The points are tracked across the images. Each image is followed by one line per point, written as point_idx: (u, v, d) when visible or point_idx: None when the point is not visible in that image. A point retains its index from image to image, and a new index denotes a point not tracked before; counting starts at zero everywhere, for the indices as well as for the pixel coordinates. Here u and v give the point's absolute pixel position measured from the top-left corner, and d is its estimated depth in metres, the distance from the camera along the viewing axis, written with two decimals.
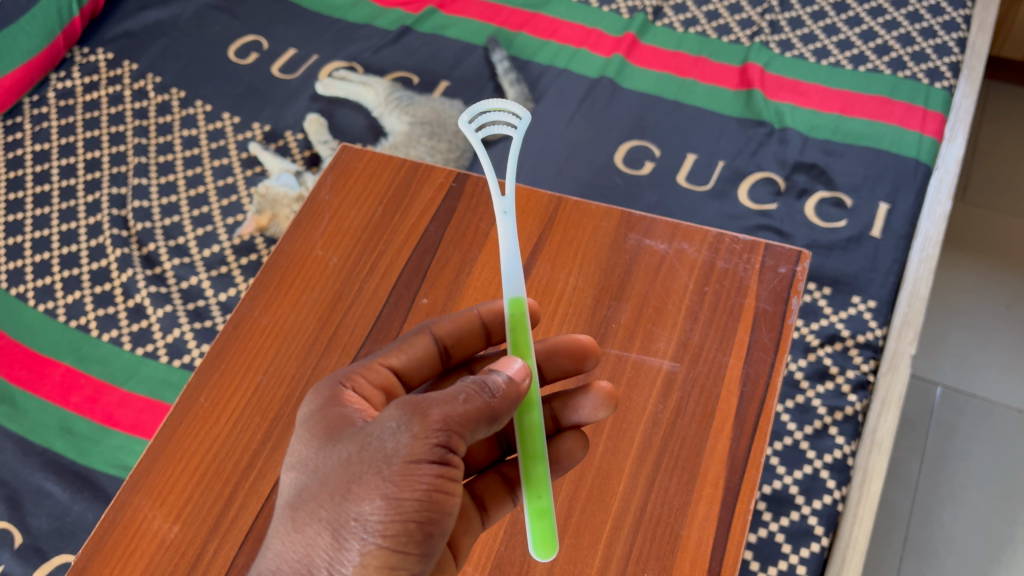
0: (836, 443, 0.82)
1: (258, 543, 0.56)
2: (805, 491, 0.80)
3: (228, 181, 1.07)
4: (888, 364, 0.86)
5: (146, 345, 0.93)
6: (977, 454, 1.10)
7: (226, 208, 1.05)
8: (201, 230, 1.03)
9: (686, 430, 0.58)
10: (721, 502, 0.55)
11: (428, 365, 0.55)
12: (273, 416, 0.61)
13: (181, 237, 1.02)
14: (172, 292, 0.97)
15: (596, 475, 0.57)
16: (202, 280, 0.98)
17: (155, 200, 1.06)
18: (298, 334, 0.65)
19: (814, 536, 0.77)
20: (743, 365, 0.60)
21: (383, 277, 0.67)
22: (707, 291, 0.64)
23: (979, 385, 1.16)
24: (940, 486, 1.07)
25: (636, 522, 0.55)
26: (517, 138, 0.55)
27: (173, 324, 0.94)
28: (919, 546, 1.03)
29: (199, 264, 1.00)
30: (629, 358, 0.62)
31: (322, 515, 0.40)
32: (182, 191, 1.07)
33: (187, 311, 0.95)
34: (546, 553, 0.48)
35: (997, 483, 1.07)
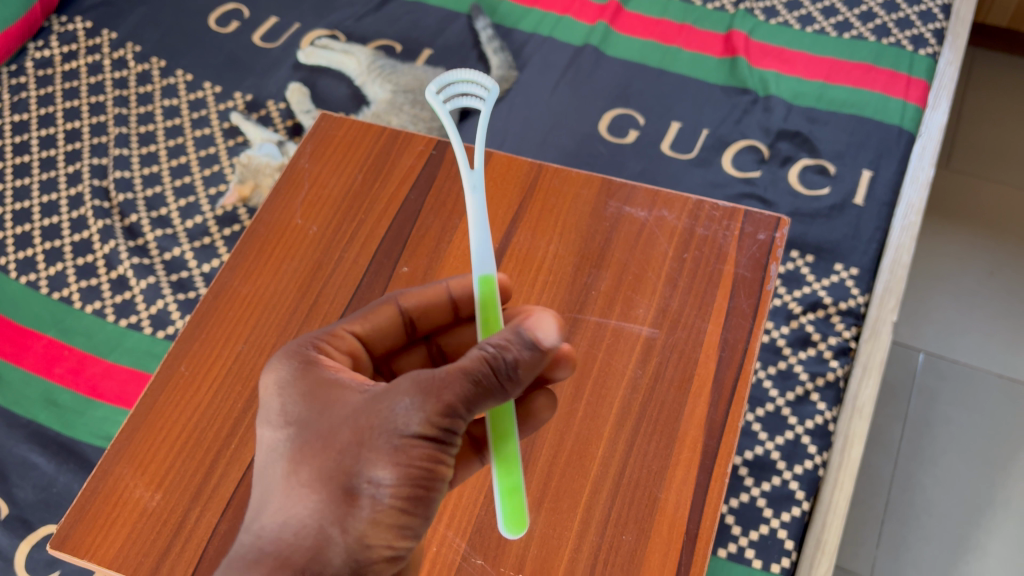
0: (817, 410, 0.83)
1: (240, 510, 0.56)
2: (787, 457, 0.81)
3: (210, 152, 1.07)
4: (870, 332, 0.87)
5: (129, 316, 0.93)
6: (957, 419, 1.11)
7: (208, 178, 1.04)
8: (184, 201, 1.02)
9: (665, 395, 0.59)
10: (700, 466, 0.56)
11: (393, 334, 0.54)
12: (254, 385, 0.61)
13: (164, 208, 1.02)
14: (155, 263, 0.97)
15: (575, 440, 0.57)
16: (185, 251, 0.98)
17: (136, 170, 1.05)
18: (278, 303, 0.65)
19: (795, 500, 0.78)
20: (721, 331, 0.61)
21: (363, 246, 0.67)
22: (687, 257, 0.64)
23: (959, 350, 1.17)
24: (923, 451, 1.09)
25: (614, 486, 0.56)
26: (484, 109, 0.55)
27: (156, 295, 0.94)
28: (899, 509, 1.05)
29: (181, 235, 0.99)
30: (608, 325, 0.62)
31: (330, 476, 0.41)
32: (163, 162, 1.06)
33: (171, 282, 0.95)
34: (516, 529, 0.50)
35: (977, 448, 1.08)
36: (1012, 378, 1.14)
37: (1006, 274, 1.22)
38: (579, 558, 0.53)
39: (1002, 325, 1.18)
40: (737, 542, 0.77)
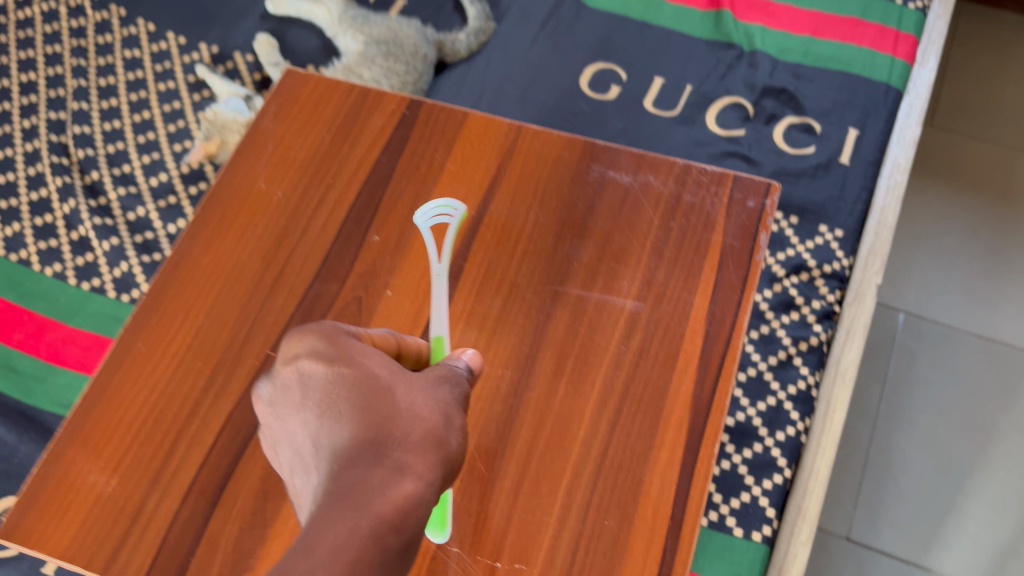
0: (800, 374, 0.81)
1: (203, 495, 0.54)
2: (769, 424, 0.79)
3: (174, 106, 1.02)
4: (854, 295, 0.85)
5: (92, 280, 0.89)
6: (938, 380, 1.10)
7: (173, 134, 1.00)
8: (147, 158, 0.98)
9: (649, 372, 0.56)
10: (685, 446, 0.54)
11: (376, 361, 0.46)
12: (216, 362, 0.58)
13: (127, 165, 0.98)
14: (118, 224, 0.93)
15: (555, 421, 0.55)
16: (150, 211, 0.94)
17: (96, 125, 1.00)
18: (241, 275, 0.61)
19: (777, 467, 0.77)
20: (708, 304, 0.58)
21: (331, 213, 0.63)
22: (673, 226, 0.61)
23: (941, 311, 1.15)
24: (901, 412, 1.08)
25: (596, 468, 0.53)
26: (455, 223, 0.59)
27: (120, 258, 0.90)
28: (877, 470, 1.04)
29: (146, 194, 0.95)
30: (591, 298, 0.59)
31: (405, 411, 0.42)
32: (125, 117, 1.01)
33: (135, 244, 0.91)
34: (439, 533, 0.51)
35: (956, 409, 1.07)
36: (988, 337, 1.13)
37: (988, 234, 1.21)
38: (560, 544, 0.51)
39: (985, 286, 1.17)
40: (718, 511, 0.76)
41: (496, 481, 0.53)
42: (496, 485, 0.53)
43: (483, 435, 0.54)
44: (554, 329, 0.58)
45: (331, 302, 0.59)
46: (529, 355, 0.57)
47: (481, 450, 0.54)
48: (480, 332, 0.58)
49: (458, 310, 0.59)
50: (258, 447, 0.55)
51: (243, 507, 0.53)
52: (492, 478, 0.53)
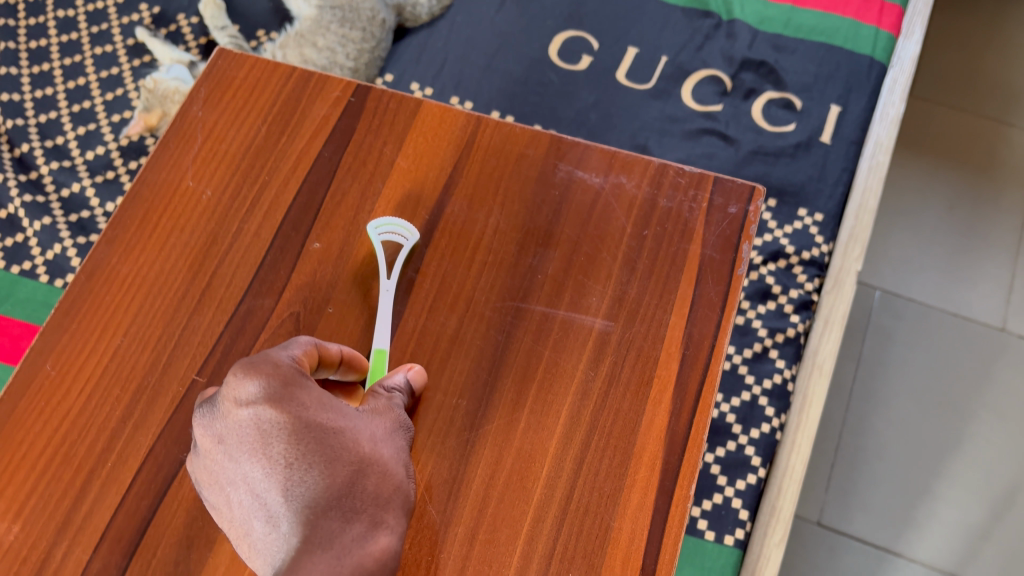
0: (776, 368, 0.77)
1: (118, 543, 0.47)
2: (743, 420, 0.75)
3: (112, 73, 0.94)
4: (833, 282, 0.79)
5: (22, 262, 0.83)
6: (912, 360, 1.06)
7: (111, 103, 0.92)
8: (83, 129, 0.91)
9: (620, 402, 0.50)
10: (658, 488, 0.48)
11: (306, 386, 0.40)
12: (136, 387, 0.51)
13: (59, 138, 0.90)
14: (51, 202, 0.86)
15: (515, 458, 0.49)
16: (86, 186, 0.87)
17: (26, 93, 0.92)
18: (165, 285, 0.54)
19: (751, 467, 0.73)
20: (684, 325, 0.52)
21: (267, 215, 0.56)
22: (648, 235, 0.55)
23: (916, 288, 1.11)
24: (875, 395, 1.04)
25: (560, 513, 0.48)
26: (405, 247, 0.55)
27: (53, 238, 0.84)
28: (851, 452, 1.01)
29: (81, 168, 0.88)
30: (556, 317, 0.53)
31: (377, 459, 0.38)
32: (58, 83, 0.93)
33: (69, 223, 0.85)
34: None
35: (930, 389, 1.04)
36: (962, 317, 1.09)
37: (966, 209, 1.16)
38: None
39: (962, 263, 1.12)
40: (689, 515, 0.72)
41: (448, 528, 0.47)
42: (448, 533, 0.47)
43: (434, 475, 0.49)
44: (516, 352, 0.52)
45: (265, 320, 0.53)
46: (487, 382, 0.51)
47: (432, 493, 0.48)
48: (434, 356, 0.52)
49: (408, 329, 0.53)
50: (182, 487, 0.49)
51: (163, 557, 0.47)
52: (443, 525, 0.48)
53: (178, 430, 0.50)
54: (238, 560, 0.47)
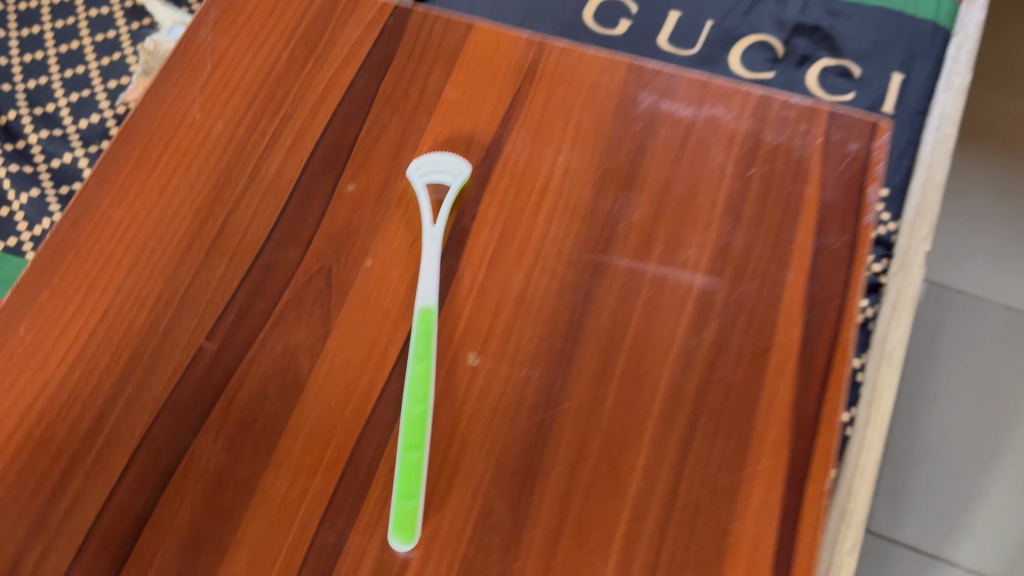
0: None
1: (106, 548, 0.38)
2: None
3: (109, 37, 0.84)
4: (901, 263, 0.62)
5: (8, 238, 0.74)
6: (967, 352, 0.94)
7: (107, 68, 0.82)
8: (75, 96, 0.80)
9: (732, 375, 0.41)
10: (786, 481, 0.39)
11: None
12: (130, 355, 0.42)
13: (50, 105, 0.80)
14: (40, 173, 0.76)
15: (604, 444, 0.39)
16: (78, 156, 0.77)
17: (15, 57, 0.83)
18: (166, 234, 0.44)
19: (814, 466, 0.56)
20: (806, 282, 0.43)
21: (290, 152, 0.47)
22: (754, 175, 0.46)
23: (965, 279, 0.97)
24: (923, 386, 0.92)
25: (665, 513, 0.38)
26: (454, 189, 0.45)
27: (42, 213, 0.74)
28: (897, 451, 0.90)
29: (74, 138, 0.78)
30: (646, 272, 0.43)
31: None
32: (49, 46, 0.83)
33: (59, 196, 0.75)
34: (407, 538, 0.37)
35: (990, 384, 0.92)
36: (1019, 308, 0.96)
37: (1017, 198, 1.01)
38: None
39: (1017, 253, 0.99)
40: None
41: (524, 530, 0.38)
42: (523, 537, 0.38)
43: (502, 465, 0.39)
44: (598, 315, 0.42)
45: (289, 276, 0.43)
46: (564, 351, 0.42)
47: (501, 486, 0.39)
48: (496, 320, 0.42)
49: (465, 288, 0.43)
50: (187, 478, 0.39)
51: (162, 566, 0.37)
52: (518, 525, 0.38)
53: (181, 408, 0.40)
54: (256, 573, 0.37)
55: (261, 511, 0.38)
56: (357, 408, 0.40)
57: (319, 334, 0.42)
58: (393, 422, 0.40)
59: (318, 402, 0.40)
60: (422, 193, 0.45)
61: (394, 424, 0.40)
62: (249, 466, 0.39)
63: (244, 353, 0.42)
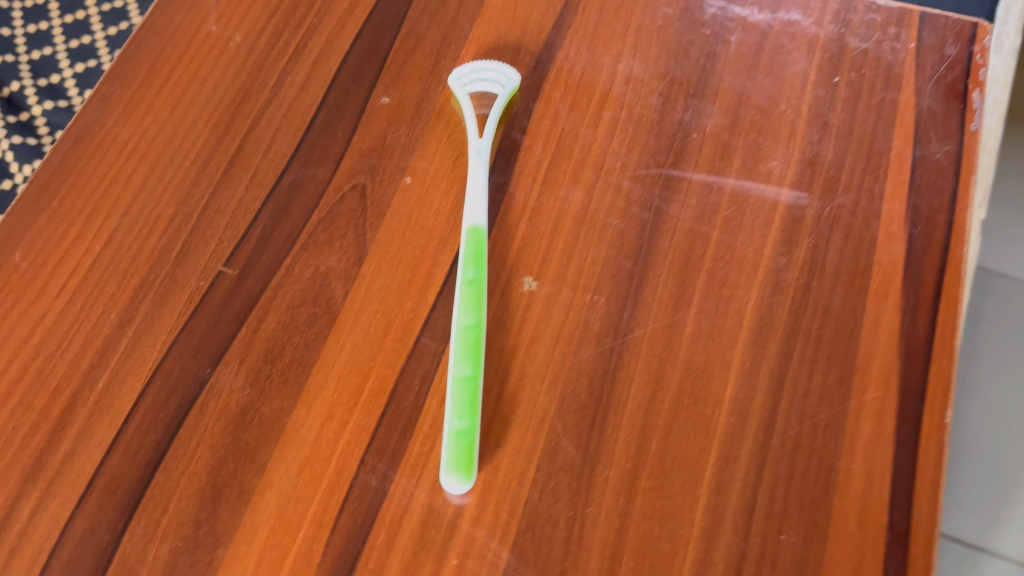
0: None
1: (113, 495, 0.32)
2: None
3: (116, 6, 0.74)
4: None
5: None
6: None
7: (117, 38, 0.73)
8: (82, 67, 0.72)
9: (829, 297, 0.36)
10: (897, 414, 0.33)
11: None
12: (140, 282, 0.37)
13: (56, 76, 0.72)
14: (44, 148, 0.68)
15: (685, 374, 0.34)
16: None
17: (17, 27, 0.73)
18: (178, 154, 0.40)
19: None
20: (907, 195, 0.38)
21: (317, 65, 0.42)
22: (840, 83, 0.40)
23: None
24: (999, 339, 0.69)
25: (759, 450, 0.33)
26: (501, 98, 0.40)
27: None
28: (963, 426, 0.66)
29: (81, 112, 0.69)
30: (725, 186, 0.38)
31: None
32: (54, 14, 0.74)
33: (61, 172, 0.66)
34: (462, 478, 0.32)
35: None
36: None
37: None
38: None
39: None
40: None
41: (597, 472, 0.33)
42: (595, 480, 0.32)
43: (566, 399, 0.34)
44: (671, 234, 0.37)
45: (317, 195, 0.38)
46: (634, 275, 0.36)
47: (566, 422, 0.33)
48: (554, 240, 0.37)
49: (517, 207, 0.38)
50: (206, 416, 0.34)
51: (178, 514, 0.32)
52: (589, 466, 0.33)
53: (198, 338, 0.35)
54: (287, 520, 0.32)
55: (291, 452, 0.33)
56: (398, 338, 0.35)
57: (353, 258, 0.37)
58: (441, 351, 0.35)
59: (355, 332, 0.35)
60: (466, 104, 0.40)
61: (441, 354, 0.35)
62: (277, 402, 0.34)
63: (268, 279, 0.36)
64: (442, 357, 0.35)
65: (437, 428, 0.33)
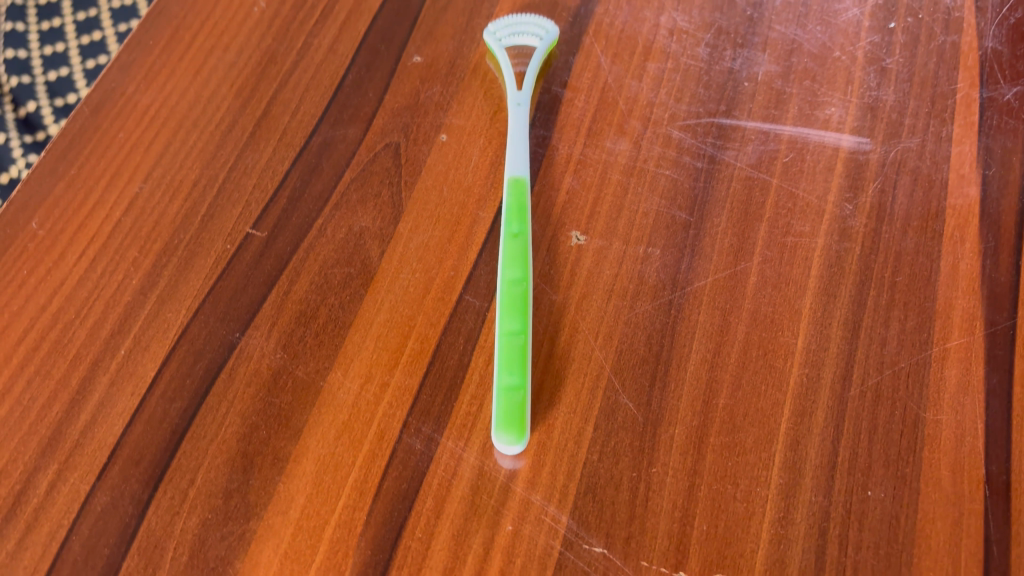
0: None
1: (137, 465, 0.30)
2: None
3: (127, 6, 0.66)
4: None
5: None
6: None
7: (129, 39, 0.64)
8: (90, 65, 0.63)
9: (901, 242, 0.33)
10: (986, 361, 0.30)
11: None
12: (163, 247, 0.34)
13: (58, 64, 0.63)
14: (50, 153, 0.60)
15: (751, 326, 0.32)
16: None
17: None
18: (203, 119, 0.38)
19: None
20: (978, 136, 0.35)
21: (345, 26, 0.40)
22: (896, 28, 0.38)
23: None
24: None
25: (837, 403, 0.30)
26: (541, 51, 0.38)
27: None
28: None
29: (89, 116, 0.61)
30: (782, 134, 0.36)
31: None
32: None
33: None
34: (514, 438, 0.29)
35: None
36: None
37: None
38: (793, 537, 0.28)
39: None
40: None
41: (661, 430, 0.30)
42: (659, 438, 0.30)
43: (624, 355, 0.31)
44: (728, 182, 0.35)
45: (349, 155, 0.36)
46: (690, 226, 0.34)
47: (625, 378, 0.31)
48: (602, 193, 0.35)
49: (561, 160, 0.36)
50: (235, 381, 0.31)
51: (207, 484, 0.29)
52: (652, 423, 0.30)
53: (225, 302, 0.33)
54: (325, 488, 0.29)
55: (328, 417, 0.30)
56: (439, 296, 0.33)
57: (389, 217, 0.35)
58: (486, 308, 0.32)
59: (393, 291, 0.33)
60: (504, 59, 0.38)
61: (487, 311, 0.32)
62: (312, 365, 0.32)
63: (300, 240, 0.34)
64: (488, 315, 0.32)
65: (486, 388, 0.31)
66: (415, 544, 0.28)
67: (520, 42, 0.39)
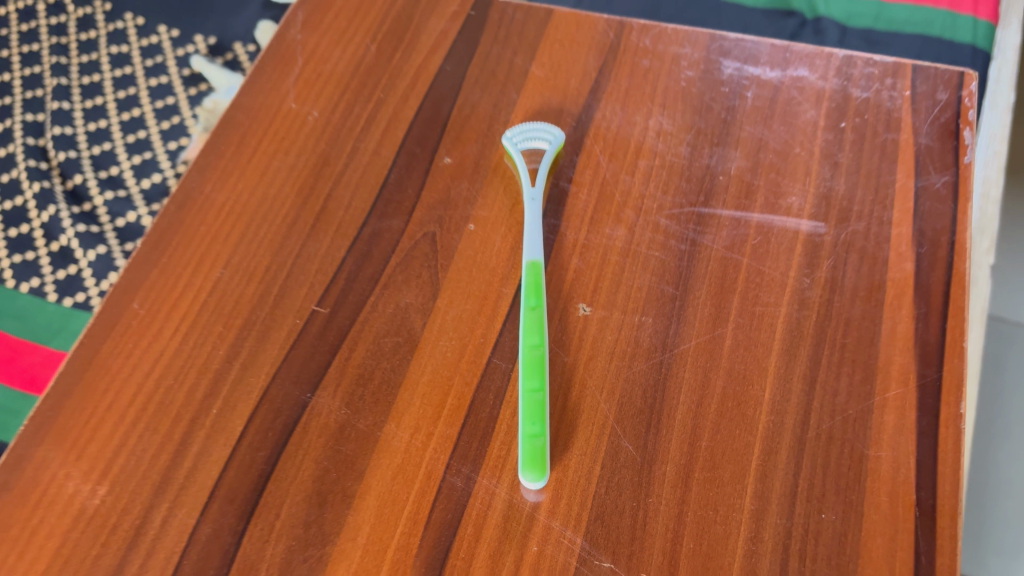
0: None
1: (232, 503, 0.37)
2: None
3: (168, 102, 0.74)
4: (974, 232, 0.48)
5: (31, 279, 0.66)
6: None
7: (168, 132, 0.73)
8: (137, 157, 0.71)
9: (850, 310, 0.40)
10: (918, 407, 0.38)
11: None
12: (243, 323, 0.42)
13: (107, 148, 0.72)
14: (105, 232, 0.67)
15: (727, 381, 0.39)
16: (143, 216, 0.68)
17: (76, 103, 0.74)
18: (270, 213, 0.45)
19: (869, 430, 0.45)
20: (913, 220, 0.43)
21: (386, 132, 0.48)
22: (846, 127, 0.46)
23: None
24: None
25: (797, 443, 0.37)
26: (550, 153, 0.46)
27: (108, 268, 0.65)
28: None
29: (138, 197, 0.69)
30: (750, 220, 0.43)
31: None
32: (109, 93, 0.75)
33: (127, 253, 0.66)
34: (537, 475, 0.36)
35: None
36: None
37: None
38: (762, 551, 0.35)
39: None
40: None
41: (655, 467, 0.37)
42: (654, 474, 0.37)
43: (624, 406, 0.38)
44: (707, 261, 0.42)
45: (394, 242, 0.44)
46: (676, 298, 0.41)
47: (626, 425, 0.38)
48: (603, 272, 0.42)
49: (569, 244, 0.43)
50: (308, 433, 0.38)
51: (290, 517, 0.36)
52: (648, 462, 0.37)
53: (297, 368, 0.40)
54: (385, 518, 0.36)
55: (385, 461, 0.38)
56: (472, 359, 0.40)
57: (429, 294, 0.42)
58: (511, 368, 0.40)
59: (434, 356, 0.40)
60: (520, 160, 0.46)
61: (511, 372, 0.40)
62: (370, 418, 0.39)
63: (356, 315, 0.42)
64: (512, 375, 0.39)
65: (513, 435, 0.38)
66: (460, 562, 0.35)
67: (532, 145, 0.46)
